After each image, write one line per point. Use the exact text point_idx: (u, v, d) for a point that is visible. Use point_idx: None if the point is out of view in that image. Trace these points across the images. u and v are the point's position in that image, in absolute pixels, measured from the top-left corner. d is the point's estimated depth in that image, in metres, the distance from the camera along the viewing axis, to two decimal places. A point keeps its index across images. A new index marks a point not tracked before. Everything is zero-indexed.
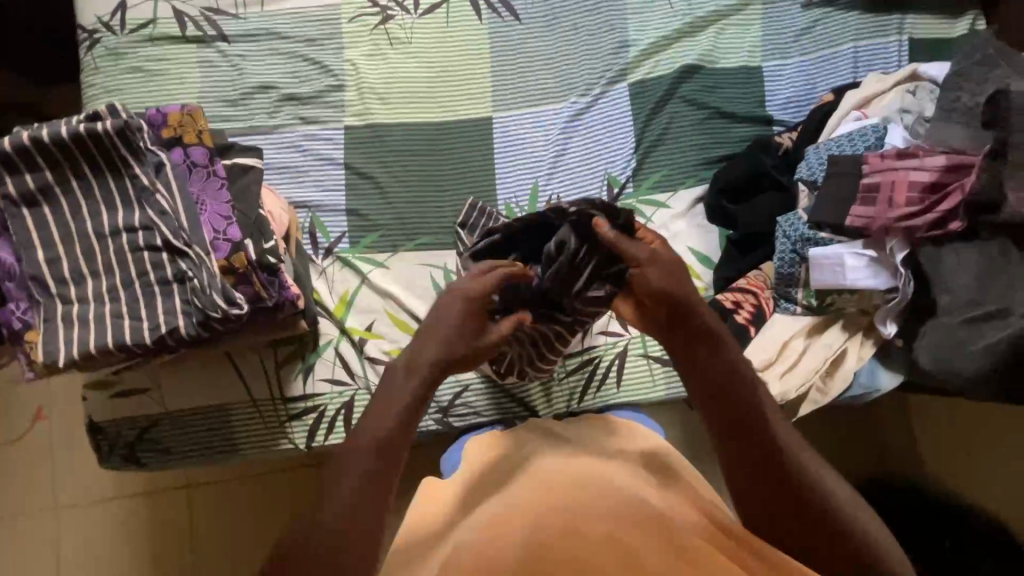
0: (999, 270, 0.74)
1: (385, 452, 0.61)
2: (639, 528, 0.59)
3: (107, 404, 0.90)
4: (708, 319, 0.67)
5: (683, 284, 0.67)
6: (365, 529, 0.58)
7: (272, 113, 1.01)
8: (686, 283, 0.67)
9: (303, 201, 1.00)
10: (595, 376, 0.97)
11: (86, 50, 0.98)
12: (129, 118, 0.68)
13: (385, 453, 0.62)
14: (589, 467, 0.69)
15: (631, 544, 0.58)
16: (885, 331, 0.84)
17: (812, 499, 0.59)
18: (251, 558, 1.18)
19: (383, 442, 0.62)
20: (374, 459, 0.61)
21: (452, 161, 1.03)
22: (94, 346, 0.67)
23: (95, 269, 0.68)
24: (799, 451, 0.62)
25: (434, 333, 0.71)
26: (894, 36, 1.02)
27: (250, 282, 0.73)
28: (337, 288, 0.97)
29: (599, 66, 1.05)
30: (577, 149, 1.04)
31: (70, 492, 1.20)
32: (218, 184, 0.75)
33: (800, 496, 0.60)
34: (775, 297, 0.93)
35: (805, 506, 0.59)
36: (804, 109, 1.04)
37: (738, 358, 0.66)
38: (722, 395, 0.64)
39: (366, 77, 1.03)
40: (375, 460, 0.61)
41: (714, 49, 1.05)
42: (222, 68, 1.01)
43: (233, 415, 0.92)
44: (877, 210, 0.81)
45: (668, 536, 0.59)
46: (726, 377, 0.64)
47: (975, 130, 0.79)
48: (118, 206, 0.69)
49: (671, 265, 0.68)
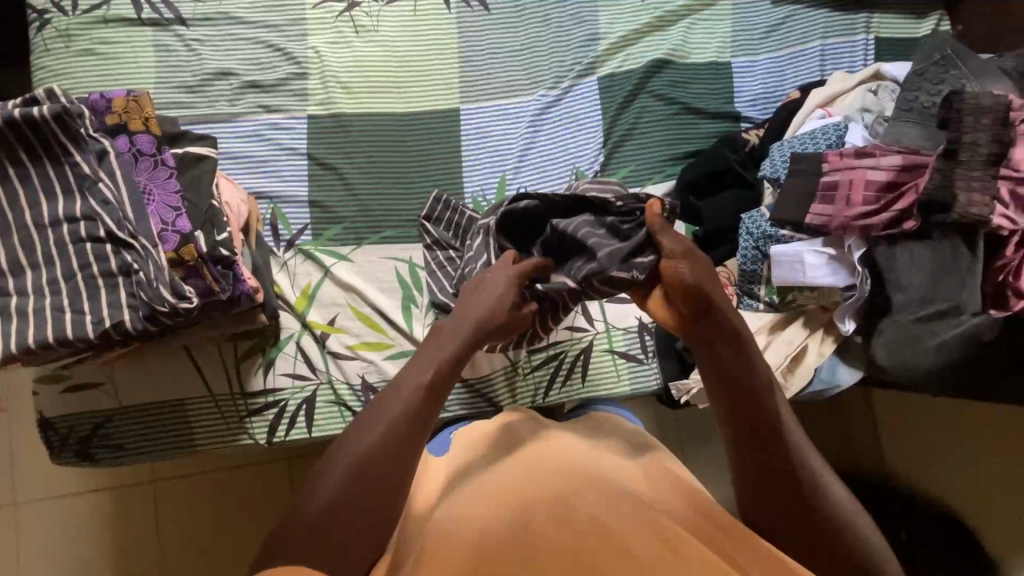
0: (949, 271, 0.75)
1: (425, 400, 0.64)
2: (620, 514, 0.58)
3: (59, 399, 0.88)
4: (731, 316, 0.63)
5: (715, 283, 0.64)
6: (386, 493, 0.59)
7: (232, 100, 0.98)
8: (715, 280, 0.64)
9: (264, 192, 0.97)
10: (560, 371, 0.97)
11: (35, 31, 0.94)
12: (69, 103, 0.66)
13: (419, 407, 0.63)
14: (583, 461, 0.68)
15: (612, 532, 0.56)
16: (844, 328, 0.84)
17: (809, 502, 0.58)
18: (216, 553, 1.16)
19: (413, 410, 0.63)
20: (398, 427, 0.62)
21: (418, 153, 1.01)
22: (33, 340, 0.65)
23: (34, 260, 0.66)
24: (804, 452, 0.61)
25: (469, 313, 0.69)
26: (860, 34, 1.03)
27: (201, 275, 0.71)
28: (299, 282, 0.95)
29: (568, 59, 1.04)
30: (545, 143, 1.03)
31: (27, 488, 1.16)
32: (166, 174, 0.72)
33: (796, 494, 0.59)
34: (738, 294, 0.92)
35: (802, 506, 0.58)
36: (771, 106, 1.05)
37: (756, 358, 0.63)
38: (737, 393, 0.62)
39: (330, 65, 1.01)
40: (399, 431, 0.62)
41: (684, 44, 1.05)
42: (180, 53, 0.98)
43: (191, 411, 0.90)
44: (837, 209, 0.81)
45: (651, 522, 0.57)
46: (743, 376, 0.62)
47: (931, 130, 0.81)
48: (60, 194, 0.67)
49: (702, 261, 0.65)
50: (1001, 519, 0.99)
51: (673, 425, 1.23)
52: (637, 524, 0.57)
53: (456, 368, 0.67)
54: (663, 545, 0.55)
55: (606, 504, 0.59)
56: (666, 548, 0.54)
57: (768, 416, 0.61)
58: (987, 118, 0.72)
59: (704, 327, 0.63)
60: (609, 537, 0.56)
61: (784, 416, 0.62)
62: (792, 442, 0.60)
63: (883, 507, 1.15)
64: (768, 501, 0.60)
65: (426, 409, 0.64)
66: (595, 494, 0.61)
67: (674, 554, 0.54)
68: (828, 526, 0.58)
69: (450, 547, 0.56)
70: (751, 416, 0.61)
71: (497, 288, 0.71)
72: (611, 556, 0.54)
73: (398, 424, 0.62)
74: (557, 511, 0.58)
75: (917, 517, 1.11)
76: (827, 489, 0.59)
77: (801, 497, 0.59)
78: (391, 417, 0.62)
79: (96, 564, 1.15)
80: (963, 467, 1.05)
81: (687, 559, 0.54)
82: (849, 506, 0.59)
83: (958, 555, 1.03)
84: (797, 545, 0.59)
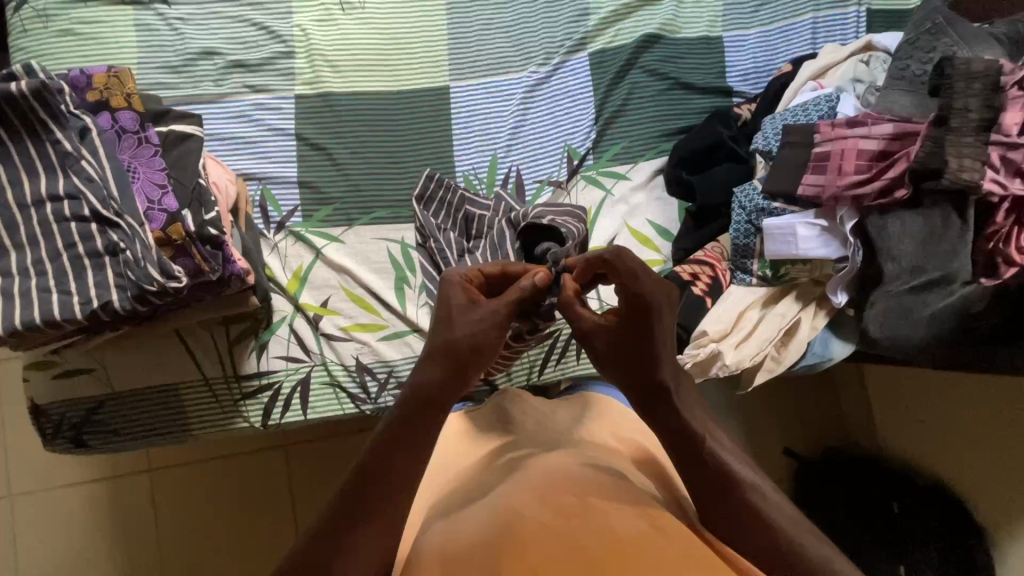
0: (938, 239, 0.75)
1: (395, 436, 0.57)
2: (605, 495, 0.55)
3: (51, 385, 0.87)
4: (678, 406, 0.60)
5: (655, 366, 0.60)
6: (360, 501, 0.54)
7: (218, 81, 0.96)
8: (653, 361, 0.60)
9: (253, 174, 0.96)
10: (555, 349, 0.96)
11: (12, 12, 0.92)
12: (48, 79, 0.65)
13: (357, 486, 0.54)
14: (569, 458, 0.64)
15: (596, 510, 0.53)
16: (836, 299, 0.85)
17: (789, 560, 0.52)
18: (218, 539, 1.16)
19: (337, 497, 0.55)
20: (327, 518, 0.54)
21: (409, 133, 1.00)
22: (21, 322, 0.64)
23: (17, 241, 0.65)
24: (774, 502, 0.55)
25: (439, 319, 0.62)
26: (853, 6, 1.02)
27: (190, 254, 0.69)
28: (291, 264, 0.94)
29: (558, 34, 1.03)
30: (536, 122, 1.02)
31: (26, 478, 1.16)
32: (151, 151, 0.71)
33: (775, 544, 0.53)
34: (731, 269, 0.93)
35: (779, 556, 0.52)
36: (762, 81, 1.04)
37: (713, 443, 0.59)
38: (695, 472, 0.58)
39: (315, 43, 0.99)
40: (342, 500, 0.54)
41: (676, 18, 1.04)
42: (163, 32, 0.96)
43: (188, 395, 0.89)
44: (829, 179, 0.81)
45: (635, 503, 0.55)
46: (691, 462, 0.58)
47: (921, 97, 0.80)
48: (42, 173, 0.65)
49: (641, 335, 0.60)
50: (988, 489, 1.01)
51: None
52: (620, 503, 0.54)
53: (401, 432, 0.57)
54: (646, 523, 0.52)
55: (588, 482, 0.57)
56: (651, 525, 0.52)
57: (679, 423, 0.59)
58: (978, 83, 0.72)
59: (647, 409, 0.61)
60: (594, 515, 0.52)
61: (745, 478, 0.56)
62: (754, 494, 0.55)
63: (875, 481, 1.17)
64: (727, 522, 0.55)
65: (367, 487, 0.54)
66: (579, 476, 0.58)
67: (658, 531, 0.52)
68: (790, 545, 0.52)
69: (429, 552, 0.54)
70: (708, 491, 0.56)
71: (437, 311, 0.63)
72: (595, 532, 0.50)
73: (337, 504, 0.54)
74: (546, 501, 0.54)
75: (908, 489, 1.13)
76: (782, 510, 0.55)
77: (754, 516, 0.54)
78: (324, 507, 0.54)
79: (96, 554, 1.15)
80: (951, 441, 1.07)
81: (672, 538, 0.51)
82: (799, 519, 0.54)
83: (948, 522, 1.05)
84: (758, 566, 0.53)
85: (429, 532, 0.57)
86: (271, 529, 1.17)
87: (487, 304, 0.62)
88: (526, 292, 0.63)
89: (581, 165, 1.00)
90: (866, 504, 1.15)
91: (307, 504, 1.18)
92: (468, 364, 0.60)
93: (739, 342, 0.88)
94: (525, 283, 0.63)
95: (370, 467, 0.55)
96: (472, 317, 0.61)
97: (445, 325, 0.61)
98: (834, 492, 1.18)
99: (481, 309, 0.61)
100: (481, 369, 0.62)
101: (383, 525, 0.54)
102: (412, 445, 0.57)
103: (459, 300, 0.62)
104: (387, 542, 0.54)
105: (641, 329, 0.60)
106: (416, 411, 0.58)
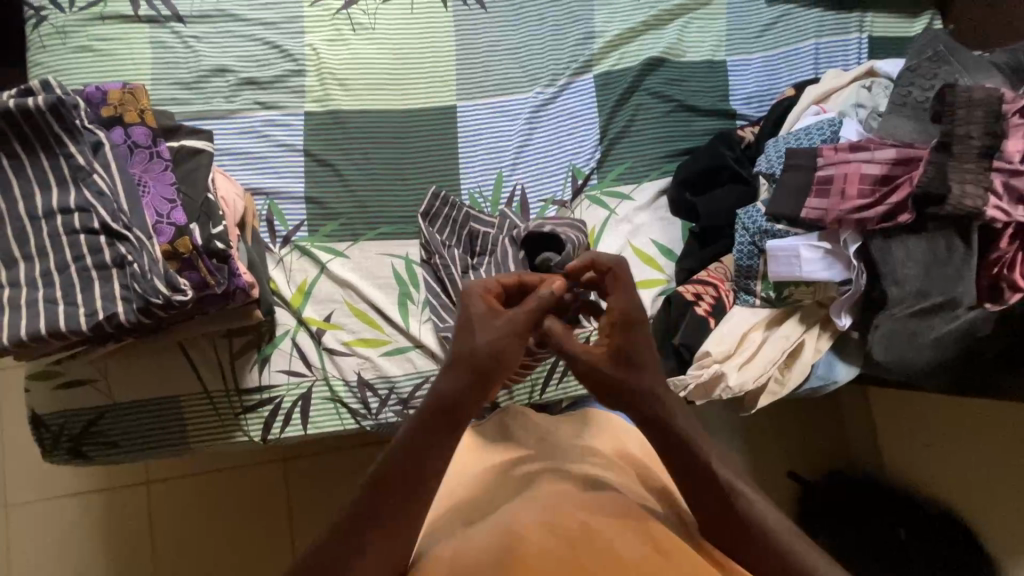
0: (942, 264, 0.75)
1: (411, 448, 0.56)
2: (606, 517, 0.54)
3: (53, 395, 0.87)
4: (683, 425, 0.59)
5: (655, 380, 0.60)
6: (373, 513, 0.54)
7: (229, 97, 0.98)
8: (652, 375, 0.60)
9: (261, 189, 0.97)
10: (558, 367, 0.96)
11: (32, 28, 0.94)
12: (64, 94, 0.66)
13: (370, 497, 0.55)
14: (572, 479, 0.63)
15: (598, 532, 0.52)
16: (840, 322, 0.84)
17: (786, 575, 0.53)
18: (212, 555, 1.15)
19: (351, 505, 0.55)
20: (338, 526, 0.54)
21: (415, 151, 1.01)
22: (26, 333, 0.64)
23: (27, 252, 0.66)
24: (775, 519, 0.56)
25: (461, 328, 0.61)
26: (855, 33, 1.03)
27: (196, 268, 0.70)
28: (295, 278, 0.95)
29: (564, 57, 1.05)
30: (541, 141, 1.03)
31: (23, 489, 1.15)
32: (162, 165, 0.72)
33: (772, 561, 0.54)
34: (735, 289, 0.93)
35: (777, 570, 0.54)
36: (766, 104, 1.05)
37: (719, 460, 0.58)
38: (700, 486, 0.57)
39: (326, 62, 1.01)
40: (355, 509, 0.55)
41: (680, 42, 1.06)
42: (177, 50, 0.98)
43: (188, 409, 0.89)
44: (833, 202, 0.81)
45: (637, 525, 0.54)
46: (697, 480, 0.57)
47: (923, 123, 0.81)
48: (54, 186, 0.66)
49: (642, 347, 0.60)
50: (997, 518, 0.99)
51: None
52: (624, 524, 0.54)
53: (417, 443, 0.57)
54: (651, 547, 0.51)
55: (592, 501, 0.57)
56: (653, 550, 0.51)
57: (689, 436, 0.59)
58: (980, 111, 0.72)
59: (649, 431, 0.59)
60: (597, 539, 0.51)
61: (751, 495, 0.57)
62: (758, 511, 0.56)
63: (880, 505, 1.15)
64: (729, 535, 0.56)
65: (381, 497, 0.55)
66: (582, 497, 0.58)
67: (660, 556, 0.51)
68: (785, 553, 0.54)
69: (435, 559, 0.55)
70: (713, 506, 0.57)
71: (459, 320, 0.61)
72: (597, 556, 0.49)
73: (350, 511, 0.55)
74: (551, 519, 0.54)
75: (914, 514, 1.11)
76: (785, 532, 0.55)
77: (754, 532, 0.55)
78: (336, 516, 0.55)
79: (91, 569, 1.14)
80: (958, 467, 1.05)
81: (674, 563, 0.50)
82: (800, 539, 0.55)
83: (958, 551, 1.03)
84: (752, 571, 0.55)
85: (438, 545, 0.58)
86: (267, 545, 1.16)
87: (510, 313, 0.61)
88: (546, 300, 0.62)
89: (585, 184, 1.01)
90: (872, 530, 1.13)
91: (306, 520, 1.17)
92: (488, 375, 0.59)
93: (742, 363, 0.88)
94: (542, 292, 0.62)
95: (384, 475, 0.55)
96: (495, 325, 0.60)
97: (467, 333, 0.60)
98: (839, 517, 1.16)
99: (502, 318, 0.61)
100: (501, 380, 0.61)
101: (393, 534, 0.54)
102: (428, 455, 0.56)
103: (478, 309, 0.61)
104: (397, 552, 0.54)
105: (638, 343, 0.60)
106: (437, 420, 0.57)
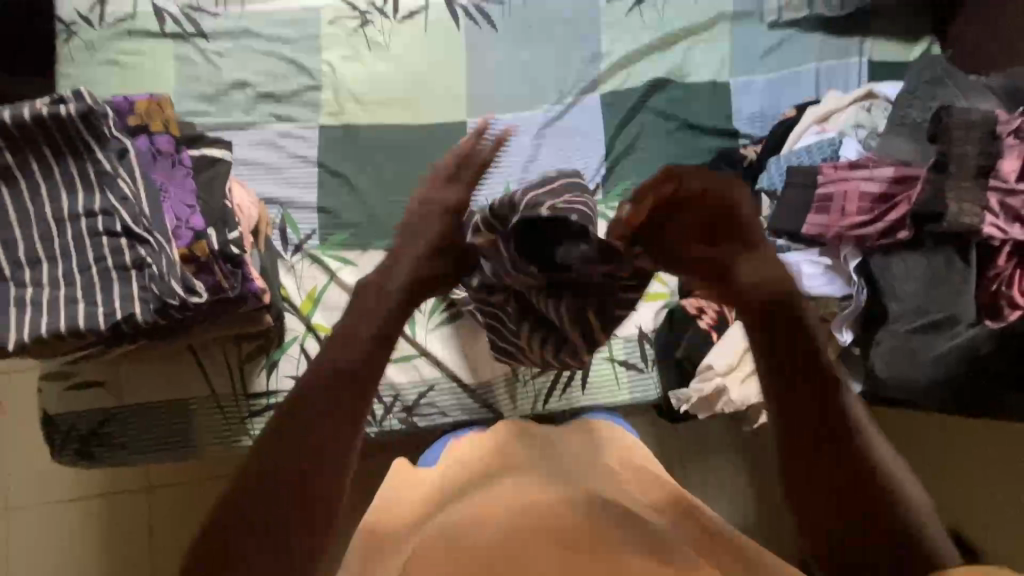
0: (942, 280, 0.77)
1: (324, 409, 0.49)
2: (611, 522, 0.54)
3: (63, 395, 0.88)
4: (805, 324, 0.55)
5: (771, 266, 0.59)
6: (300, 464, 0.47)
7: (248, 110, 1.02)
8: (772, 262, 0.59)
9: (275, 198, 1.00)
10: (562, 379, 0.97)
11: (62, 42, 0.99)
12: (95, 104, 0.68)
13: (283, 451, 0.47)
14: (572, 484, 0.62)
15: (603, 538, 0.51)
16: (841, 338, 0.85)
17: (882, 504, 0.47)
18: None
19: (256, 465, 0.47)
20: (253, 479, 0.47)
21: (426, 164, 1.04)
22: (46, 330, 0.66)
23: (51, 253, 0.68)
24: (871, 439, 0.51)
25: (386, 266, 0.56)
26: (855, 57, 1.07)
27: (212, 271, 0.74)
28: (305, 285, 0.97)
29: (572, 76, 1.08)
30: (548, 156, 1.06)
31: (27, 490, 1.16)
32: (184, 173, 0.77)
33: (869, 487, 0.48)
34: (738, 304, 0.95)
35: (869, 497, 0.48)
36: (769, 124, 1.08)
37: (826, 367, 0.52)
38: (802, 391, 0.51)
39: (342, 78, 1.05)
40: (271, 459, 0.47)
41: (684, 64, 1.09)
42: (200, 64, 1.02)
43: (195, 411, 0.90)
44: (832, 219, 0.83)
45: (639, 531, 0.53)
46: (810, 379, 0.51)
47: (920, 144, 0.83)
48: (80, 190, 0.69)
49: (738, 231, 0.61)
50: None
51: (675, 442, 1.20)
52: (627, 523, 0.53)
53: (330, 404, 0.49)
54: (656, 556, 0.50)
55: (593, 504, 0.56)
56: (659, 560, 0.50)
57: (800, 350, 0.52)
58: (977, 132, 0.74)
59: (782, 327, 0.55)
60: (600, 545, 0.50)
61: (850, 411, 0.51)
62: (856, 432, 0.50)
63: None
64: (828, 457, 0.49)
65: (291, 453, 0.47)
66: (580, 496, 0.58)
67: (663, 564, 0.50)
68: (901, 519, 0.47)
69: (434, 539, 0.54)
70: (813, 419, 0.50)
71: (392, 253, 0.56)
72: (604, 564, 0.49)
73: (256, 472, 0.47)
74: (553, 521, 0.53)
75: None
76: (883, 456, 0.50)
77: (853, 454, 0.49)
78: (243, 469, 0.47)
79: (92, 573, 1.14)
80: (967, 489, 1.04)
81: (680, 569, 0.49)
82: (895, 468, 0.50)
83: None
84: (863, 544, 0.47)
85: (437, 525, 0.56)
86: None
87: None
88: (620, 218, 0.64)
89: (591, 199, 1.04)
90: None
91: None
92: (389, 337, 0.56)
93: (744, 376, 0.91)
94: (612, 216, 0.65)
95: (293, 428, 0.48)
96: None
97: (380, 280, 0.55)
98: None
99: None
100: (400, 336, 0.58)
101: (310, 501, 0.47)
102: (346, 417, 0.49)
103: None
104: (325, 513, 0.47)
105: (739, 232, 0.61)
106: (339, 383, 0.50)
